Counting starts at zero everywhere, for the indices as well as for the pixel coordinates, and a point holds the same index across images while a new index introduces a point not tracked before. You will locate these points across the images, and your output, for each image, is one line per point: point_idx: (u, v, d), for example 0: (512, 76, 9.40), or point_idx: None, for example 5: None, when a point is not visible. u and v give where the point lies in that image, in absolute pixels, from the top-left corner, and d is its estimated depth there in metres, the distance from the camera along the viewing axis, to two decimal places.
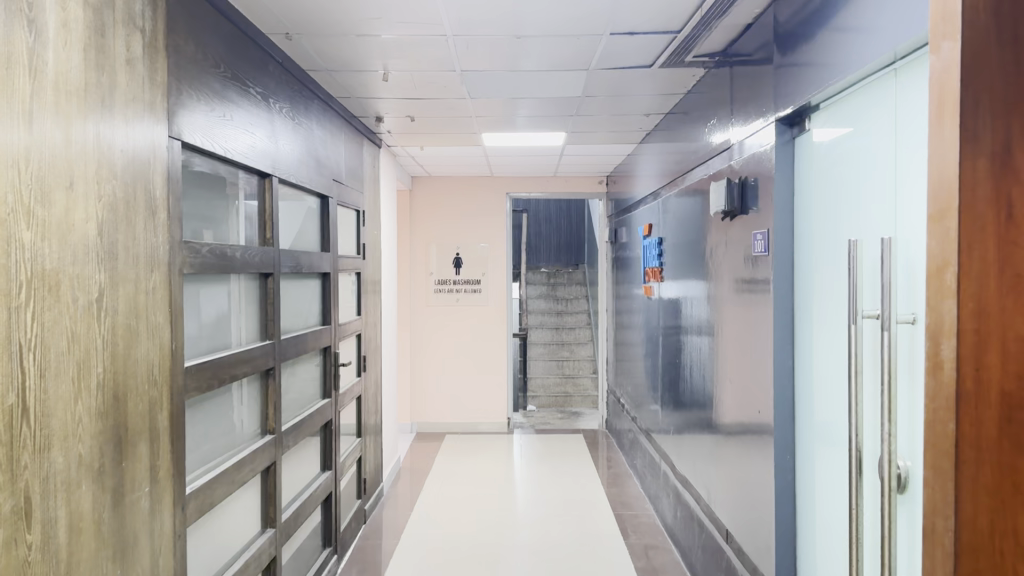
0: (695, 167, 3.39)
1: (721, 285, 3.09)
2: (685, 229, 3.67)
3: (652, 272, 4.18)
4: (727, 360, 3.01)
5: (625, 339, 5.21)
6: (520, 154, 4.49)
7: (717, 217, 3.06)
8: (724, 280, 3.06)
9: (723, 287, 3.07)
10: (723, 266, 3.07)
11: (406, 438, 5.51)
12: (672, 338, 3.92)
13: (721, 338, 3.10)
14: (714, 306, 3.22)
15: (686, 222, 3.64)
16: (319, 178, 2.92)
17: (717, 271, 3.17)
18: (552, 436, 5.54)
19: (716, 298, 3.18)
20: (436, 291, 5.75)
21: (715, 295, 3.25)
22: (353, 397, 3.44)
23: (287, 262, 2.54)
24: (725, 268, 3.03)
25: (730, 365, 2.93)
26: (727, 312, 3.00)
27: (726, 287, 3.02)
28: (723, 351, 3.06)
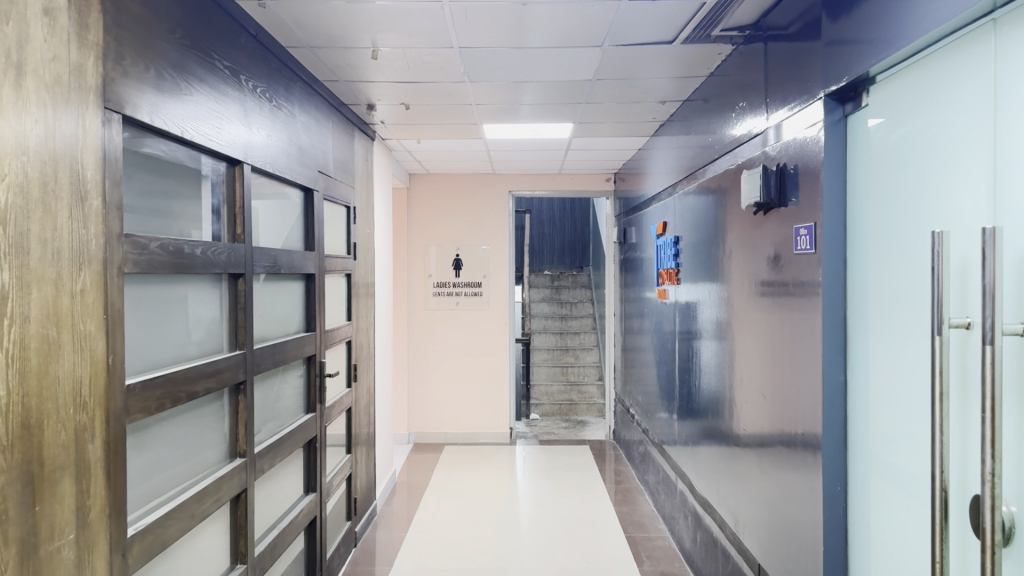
0: (714, 160, 3.10)
1: (744, 288, 2.80)
2: (700, 227, 3.38)
3: (665, 274, 3.89)
4: (751, 371, 2.72)
5: (635, 346, 4.92)
6: (523, 148, 4.20)
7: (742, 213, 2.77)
8: (746, 283, 2.77)
9: (746, 291, 2.78)
10: (745, 268, 2.78)
11: (403, 449, 5.23)
12: (687, 346, 3.63)
13: (742, 347, 2.81)
14: (734, 312, 2.93)
15: (702, 220, 3.35)
16: (302, 170, 2.63)
17: (737, 273, 2.88)
18: (558, 448, 5.25)
19: (737, 303, 2.89)
20: (435, 294, 5.46)
21: (733, 299, 2.96)
22: (341, 410, 3.15)
23: (262, 261, 2.25)
24: (748, 269, 2.74)
25: (754, 376, 2.64)
26: (750, 318, 2.71)
27: (750, 290, 2.73)
28: (745, 362, 2.77)
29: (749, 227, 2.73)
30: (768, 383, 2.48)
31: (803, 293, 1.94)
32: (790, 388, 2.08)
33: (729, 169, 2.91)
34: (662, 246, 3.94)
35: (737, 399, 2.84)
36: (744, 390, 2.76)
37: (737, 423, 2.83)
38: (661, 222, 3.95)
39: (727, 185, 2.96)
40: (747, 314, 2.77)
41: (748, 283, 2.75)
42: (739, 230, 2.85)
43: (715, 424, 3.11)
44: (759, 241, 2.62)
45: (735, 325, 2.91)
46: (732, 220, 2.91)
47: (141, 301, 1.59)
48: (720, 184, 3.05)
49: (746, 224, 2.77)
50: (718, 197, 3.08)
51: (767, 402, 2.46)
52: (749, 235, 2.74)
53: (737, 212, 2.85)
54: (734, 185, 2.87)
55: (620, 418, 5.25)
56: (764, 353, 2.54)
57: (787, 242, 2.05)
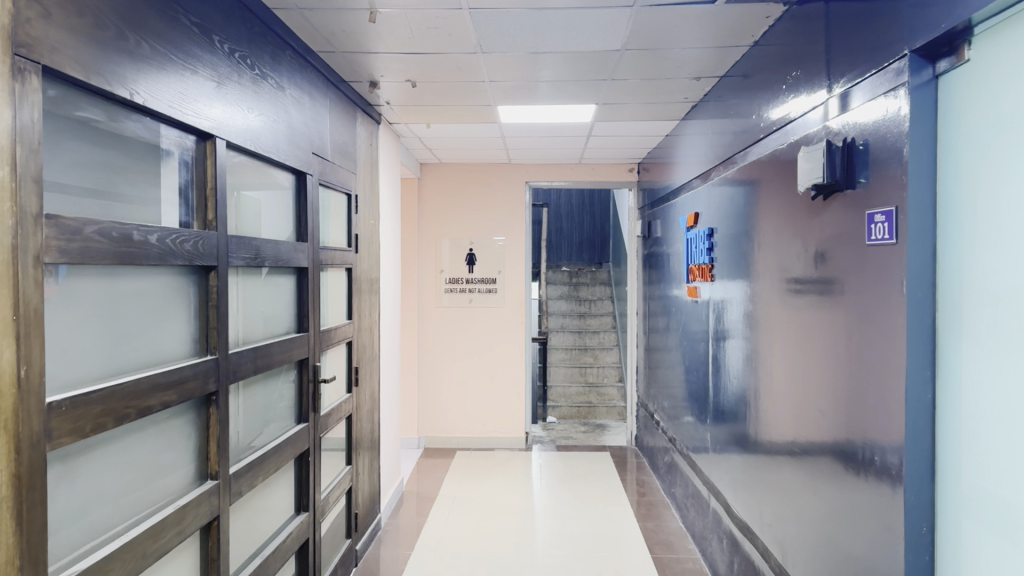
0: (753, 142, 2.78)
1: (783, 284, 2.49)
2: (733, 219, 3.06)
3: (694, 270, 3.56)
4: (790, 380, 2.41)
5: (659, 346, 4.60)
6: (542, 133, 3.90)
7: (785, 201, 2.45)
8: (785, 278, 2.46)
9: (785, 287, 2.48)
10: (785, 262, 2.47)
11: (412, 455, 4.93)
12: (717, 348, 3.32)
13: (782, 351, 2.50)
14: (772, 310, 2.62)
15: (735, 210, 3.03)
16: (293, 150, 2.34)
17: (775, 267, 2.57)
18: (576, 455, 4.94)
19: (775, 301, 2.58)
20: (447, 291, 5.17)
21: (770, 298, 2.64)
22: (340, 418, 2.86)
23: (241, 253, 1.95)
24: (789, 263, 2.43)
25: (799, 386, 2.33)
26: (792, 317, 2.40)
27: (789, 286, 2.42)
28: (787, 368, 2.46)
29: (788, 214, 2.42)
30: (816, 394, 2.16)
31: (877, 292, 1.62)
32: (859, 404, 1.77)
33: (768, 152, 2.59)
34: (691, 239, 3.61)
35: (778, 410, 2.53)
36: (785, 400, 2.46)
37: (778, 437, 2.51)
38: (690, 213, 3.63)
39: (764, 170, 2.65)
40: (786, 314, 2.46)
41: (788, 278, 2.44)
42: (776, 219, 2.54)
43: (752, 436, 2.80)
44: (799, 228, 2.31)
45: (773, 325, 2.60)
46: (770, 210, 2.60)
47: (73, 298, 1.30)
48: (757, 171, 2.74)
49: (785, 211, 2.45)
50: (755, 185, 2.76)
51: (817, 415, 2.15)
52: (787, 224, 2.43)
53: (776, 200, 2.53)
54: (772, 169, 2.56)
55: (643, 422, 4.94)
56: (810, 358, 2.23)
57: (856, 231, 1.74)
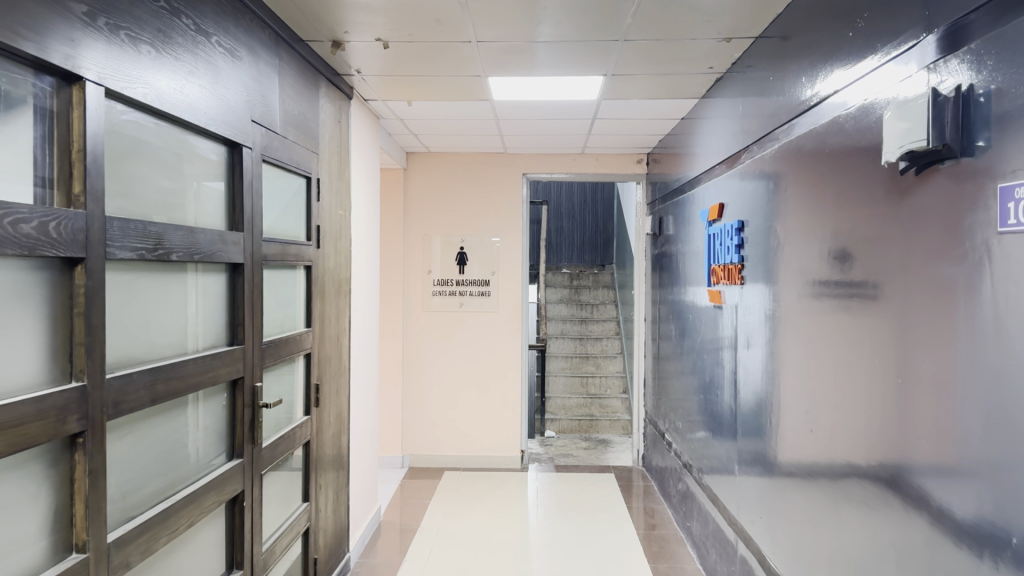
0: (793, 115, 2.29)
1: (814, 286, 2.15)
2: (763, 211, 2.57)
3: (717, 272, 3.02)
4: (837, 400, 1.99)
5: (669, 358, 4.12)
6: (542, 114, 3.41)
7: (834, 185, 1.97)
8: (815, 280, 2.13)
9: (817, 290, 2.13)
10: (816, 261, 2.13)
11: (394, 475, 4.44)
12: (736, 362, 2.89)
13: (811, 362, 2.18)
14: (799, 317, 2.28)
15: (765, 200, 2.54)
16: (224, 115, 1.85)
17: (804, 267, 2.23)
18: (577, 477, 4.44)
19: (804, 306, 2.24)
20: (435, 293, 4.69)
21: (809, 304, 2.19)
22: (294, 447, 2.36)
23: (139, 241, 1.46)
24: (820, 264, 2.09)
25: (836, 403, 2.00)
26: (824, 325, 2.07)
27: (821, 289, 2.09)
28: (818, 382, 2.14)
29: (819, 209, 2.08)
30: (857, 415, 1.85)
31: (987, 294, 1.24)
32: (932, 434, 1.44)
33: (811, 129, 2.12)
34: (712, 235, 3.08)
35: (808, 431, 2.20)
36: (818, 420, 2.13)
37: (812, 464, 2.17)
38: (712, 205, 3.10)
39: (792, 159, 2.27)
40: (818, 320, 2.12)
41: (819, 280, 2.10)
42: (807, 213, 2.19)
43: (778, 462, 2.43)
44: (834, 223, 1.98)
45: (801, 333, 2.27)
46: (800, 203, 2.24)
47: None
48: (794, 153, 2.26)
49: (815, 206, 2.12)
50: (789, 173, 2.32)
51: (866, 440, 1.79)
52: (819, 220, 2.09)
53: (806, 192, 2.19)
54: (810, 153, 2.12)
55: (651, 440, 4.45)
56: (848, 371, 1.91)
57: (936, 223, 1.39)
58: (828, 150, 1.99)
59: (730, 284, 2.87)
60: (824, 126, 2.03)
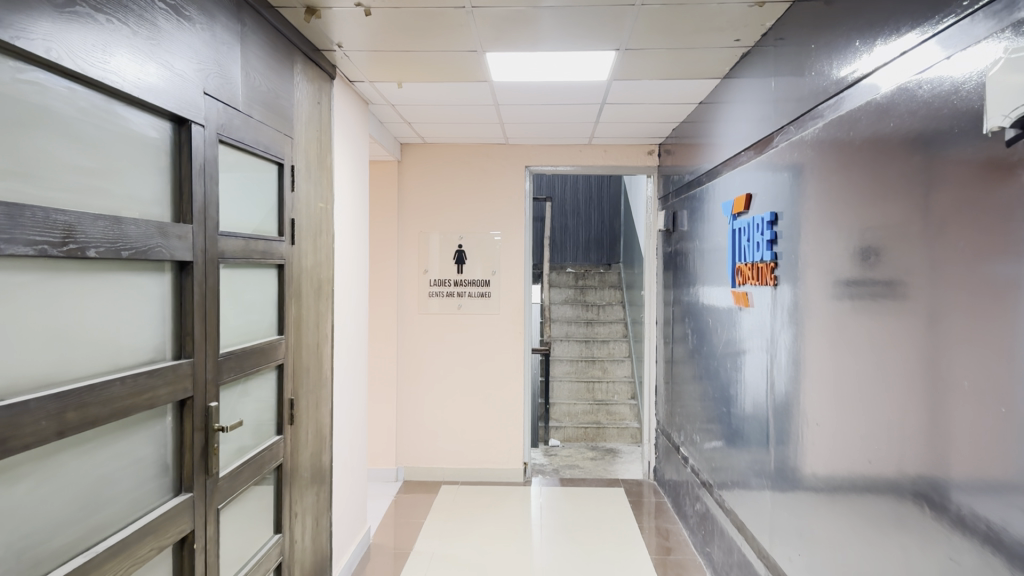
0: (838, 91, 1.98)
1: (850, 288, 1.91)
2: (797, 201, 2.24)
3: (744, 270, 2.65)
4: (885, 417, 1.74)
5: (683, 365, 3.82)
6: (547, 98, 3.10)
7: (889, 172, 1.69)
8: (842, 280, 1.95)
9: (854, 292, 1.89)
10: (840, 260, 1.96)
11: (387, 490, 4.14)
12: (761, 372, 2.59)
13: (835, 368, 2.01)
14: (823, 321, 2.08)
15: (799, 191, 2.22)
16: (166, 84, 1.54)
17: (831, 267, 2.02)
18: (584, 493, 4.13)
19: (828, 308, 2.05)
20: (432, 294, 4.38)
21: (847, 307, 1.93)
22: (264, 472, 2.05)
23: (41, 233, 1.16)
24: (840, 263, 1.96)
25: (852, 407, 1.92)
26: (842, 326, 1.96)
27: (841, 289, 1.96)
28: (832, 384, 2.04)
29: (843, 207, 1.94)
30: (879, 419, 1.76)
31: None
32: (992, 452, 1.32)
33: (866, 105, 1.80)
34: (738, 230, 2.71)
35: (822, 432, 2.11)
36: (833, 423, 2.03)
37: (837, 474, 2.01)
38: (737, 197, 2.75)
39: (835, 151, 1.98)
40: (835, 321, 2.00)
41: (837, 278, 1.98)
42: (842, 211, 1.95)
43: (816, 474, 2.15)
44: (859, 221, 1.85)
45: (819, 337, 2.12)
46: (834, 199, 1.99)
47: None
48: (841, 134, 1.94)
49: (838, 202, 1.97)
50: (831, 161, 2.00)
51: (924, 463, 1.56)
52: (856, 215, 1.87)
53: (830, 189, 2.02)
54: (861, 141, 1.82)
55: (663, 451, 4.15)
56: (869, 375, 1.82)
57: (1006, 229, 1.27)
58: (887, 134, 1.69)
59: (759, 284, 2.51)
60: (884, 99, 1.71)
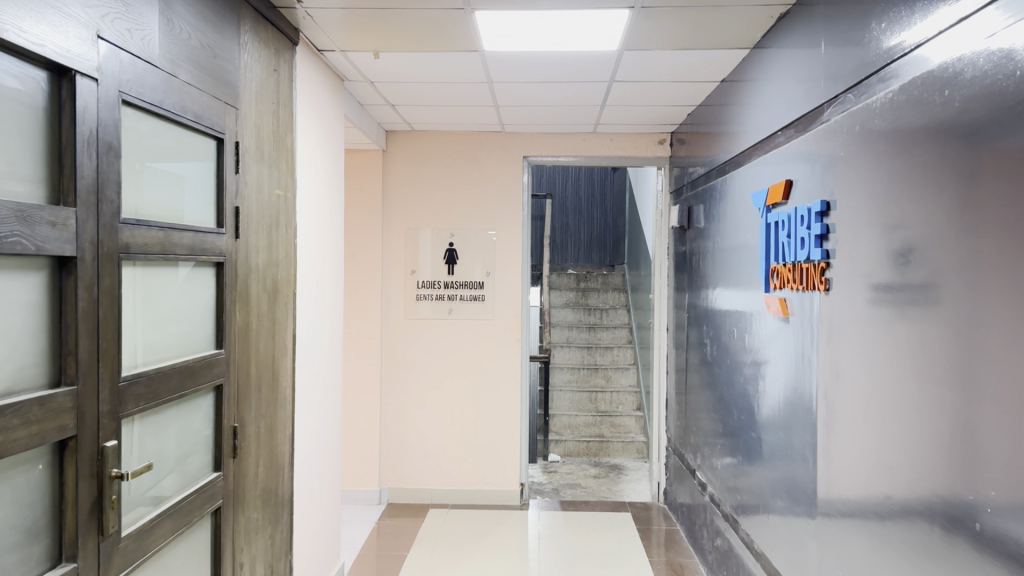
0: (892, 58, 1.59)
1: (890, 292, 1.55)
2: (830, 193, 1.84)
3: (781, 271, 2.15)
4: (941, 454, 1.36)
5: (695, 381, 3.43)
6: (549, 72, 2.70)
7: (955, 149, 1.32)
8: (878, 283, 1.60)
9: (895, 297, 1.53)
10: (877, 259, 1.61)
11: (369, 514, 3.74)
12: (788, 393, 2.19)
13: (869, 390, 1.65)
14: (857, 335, 1.71)
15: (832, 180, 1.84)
16: (32, 18, 1.13)
17: (869, 267, 1.64)
18: (587, 518, 3.73)
19: (862, 319, 1.68)
20: (420, 297, 3.99)
21: (888, 318, 1.56)
22: (192, 520, 1.64)
23: None
24: (877, 264, 1.60)
25: (888, 437, 1.56)
26: (878, 338, 1.61)
27: (878, 296, 1.61)
28: (862, 409, 1.69)
29: (880, 196, 1.59)
30: (925, 451, 1.42)
31: None
32: None
33: (936, 68, 1.40)
34: (774, 224, 2.20)
35: (852, 464, 1.74)
36: (863, 455, 1.68)
37: (878, 523, 1.63)
38: (770, 185, 2.29)
39: (880, 130, 1.60)
40: (869, 334, 1.65)
41: (874, 282, 1.62)
42: (882, 202, 1.59)
43: (854, 522, 1.75)
44: (901, 211, 1.51)
45: (850, 352, 1.75)
46: (873, 188, 1.63)
47: None
48: (897, 105, 1.54)
49: (873, 193, 1.62)
50: (877, 141, 1.61)
51: (992, 512, 1.22)
52: (901, 204, 1.51)
53: (866, 177, 1.66)
54: (922, 115, 1.44)
55: (675, 471, 3.75)
56: (910, 400, 1.47)
57: None
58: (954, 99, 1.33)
59: (804, 290, 1.99)
60: (966, 59, 1.31)
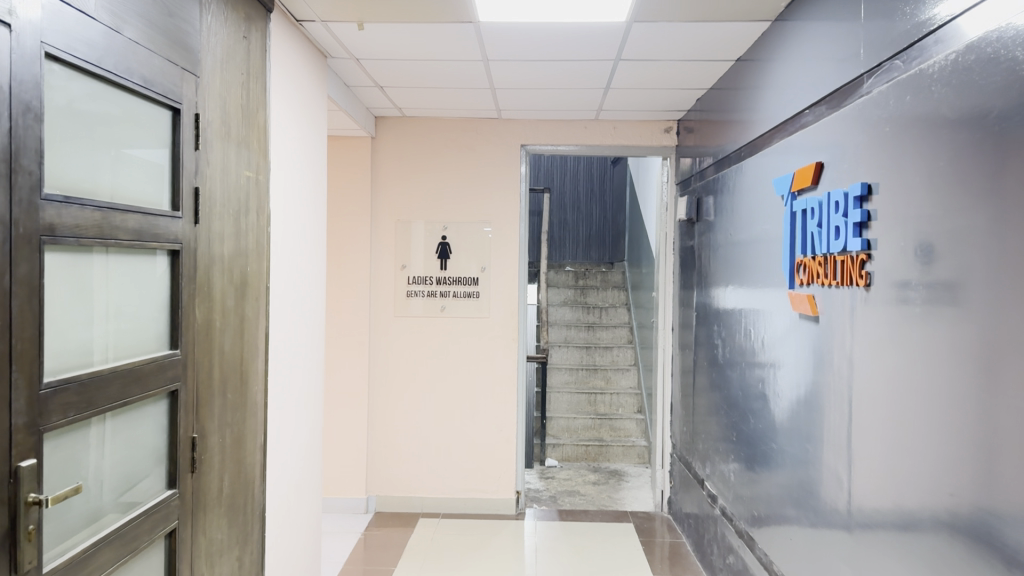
0: (939, 23, 1.37)
1: (943, 288, 1.34)
2: (868, 176, 1.62)
3: (809, 265, 1.92)
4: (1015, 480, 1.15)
5: (702, 385, 3.21)
6: (549, 48, 2.48)
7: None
8: (928, 278, 1.39)
9: (950, 294, 1.32)
10: (926, 252, 1.39)
11: (356, 524, 3.53)
12: (812, 399, 1.97)
13: (915, 401, 1.44)
14: (899, 338, 1.50)
15: (869, 163, 1.62)
16: None
17: (915, 261, 1.43)
18: (587, 529, 3.52)
19: (906, 319, 1.47)
20: (411, 294, 3.77)
21: (939, 320, 1.35)
22: (138, 547, 1.42)
23: None
24: (926, 255, 1.39)
25: (940, 449, 1.35)
26: (926, 342, 1.40)
27: (926, 293, 1.39)
28: (905, 418, 1.48)
29: (930, 176, 1.38)
30: (990, 474, 1.21)
31: None
32: None
33: (1001, 27, 1.19)
34: (803, 212, 1.97)
35: (892, 483, 1.53)
36: (908, 470, 1.47)
37: (924, 551, 1.41)
38: (795, 171, 2.07)
39: (929, 103, 1.39)
40: (914, 335, 1.44)
41: (921, 277, 1.41)
42: (932, 185, 1.38)
43: (894, 549, 1.54)
44: (958, 194, 1.29)
45: (890, 354, 1.54)
46: (920, 170, 1.41)
47: None
48: (950, 73, 1.33)
49: (921, 175, 1.41)
50: (923, 114, 1.40)
51: None
52: (958, 187, 1.30)
53: (910, 158, 1.45)
54: (986, 83, 1.22)
55: (680, 480, 3.54)
56: (972, 410, 1.26)
57: None
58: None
59: (839, 285, 1.76)
60: None
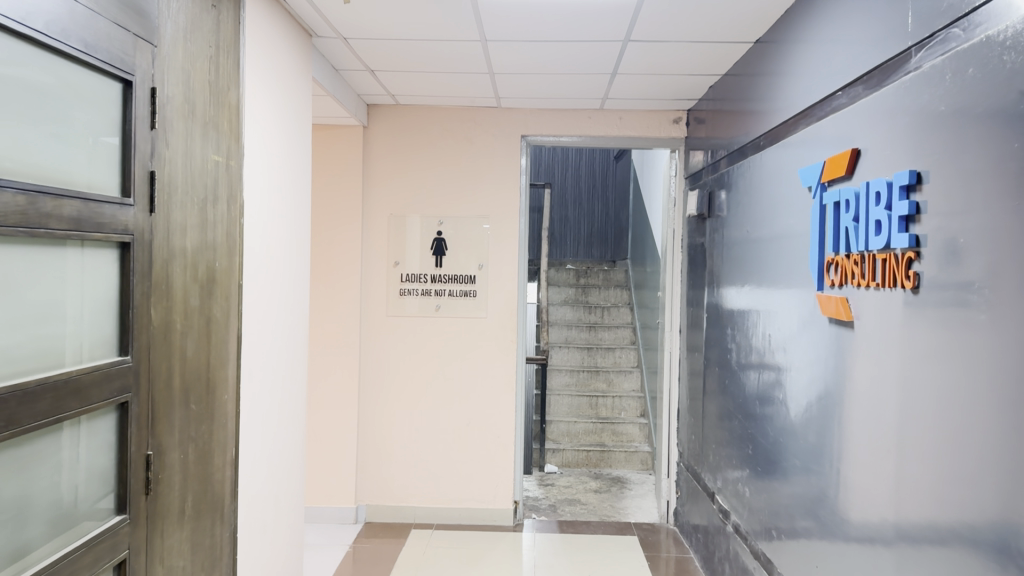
0: None
1: (1008, 292, 1.15)
2: (916, 163, 1.42)
3: (842, 264, 1.73)
4: None
5: (712, 391, 3.02)
6: (552, 28, 2.29)
7: None
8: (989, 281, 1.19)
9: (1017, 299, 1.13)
10: (987, 250, 1.20)
11: (345, 535, 3.34)
12: (840, 414, 1.78)
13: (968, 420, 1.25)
14: (949, 347, 1.31)
15: (917, 149, 1.42)
16: None
17: (973, 261, 1.24)
18: (587, 541, 3.33)
19: (960, 326, 1.27)
20: (404, 292, 3.58)
21: (1004, 329, 1.16)
22: None
23: None
24: (988, 254, 1.20)
25: (1000, 478, 1.16)
26: (985, 354, 1.21)
27: (987, 299, 1.20)
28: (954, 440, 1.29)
29: (993, 163, 1.19)
30: None
31: None
32: None
33: None
34: (836, 204, 1.78)
35: (937, 513, 1.34)
36: (956, 499, 1.28)
37: None
38: (824, 160, 1.88)
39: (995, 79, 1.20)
40: (970, 346, 1.25)
41: (980, 279, 1.22)
42: (995, 173, 1.19)
43: None
44: None
45: (937, 366, 1.35)
46: (981, 156, 1.22)
47: None
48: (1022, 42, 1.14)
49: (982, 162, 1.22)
50: (986, 92, 1.21)
51: None
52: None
53: (969, 143, 1.26)
54: None
55: (687, 490, 3.35)
56: None
57: None
58: None
59: (877, 286, 1.57)
60: None
